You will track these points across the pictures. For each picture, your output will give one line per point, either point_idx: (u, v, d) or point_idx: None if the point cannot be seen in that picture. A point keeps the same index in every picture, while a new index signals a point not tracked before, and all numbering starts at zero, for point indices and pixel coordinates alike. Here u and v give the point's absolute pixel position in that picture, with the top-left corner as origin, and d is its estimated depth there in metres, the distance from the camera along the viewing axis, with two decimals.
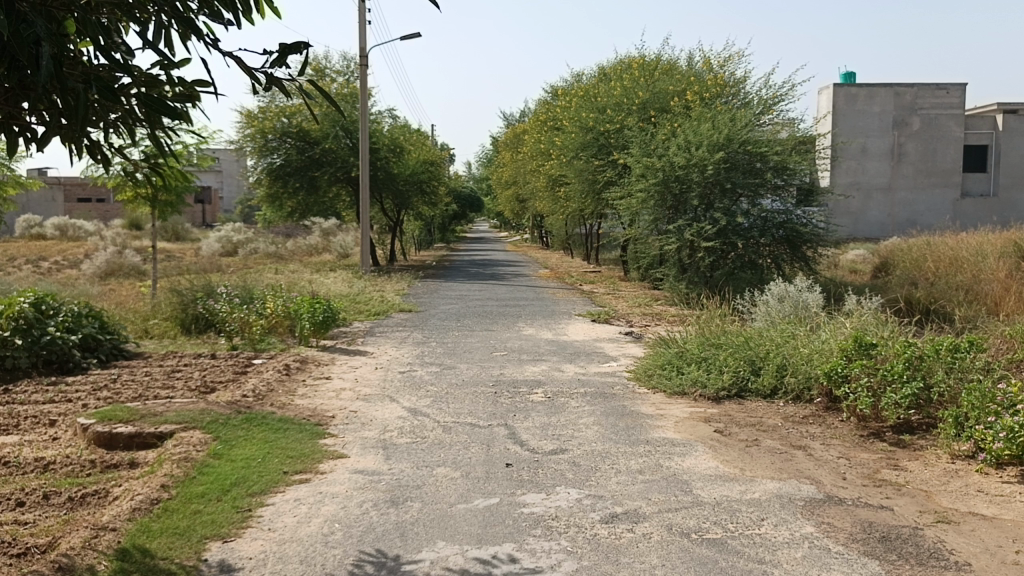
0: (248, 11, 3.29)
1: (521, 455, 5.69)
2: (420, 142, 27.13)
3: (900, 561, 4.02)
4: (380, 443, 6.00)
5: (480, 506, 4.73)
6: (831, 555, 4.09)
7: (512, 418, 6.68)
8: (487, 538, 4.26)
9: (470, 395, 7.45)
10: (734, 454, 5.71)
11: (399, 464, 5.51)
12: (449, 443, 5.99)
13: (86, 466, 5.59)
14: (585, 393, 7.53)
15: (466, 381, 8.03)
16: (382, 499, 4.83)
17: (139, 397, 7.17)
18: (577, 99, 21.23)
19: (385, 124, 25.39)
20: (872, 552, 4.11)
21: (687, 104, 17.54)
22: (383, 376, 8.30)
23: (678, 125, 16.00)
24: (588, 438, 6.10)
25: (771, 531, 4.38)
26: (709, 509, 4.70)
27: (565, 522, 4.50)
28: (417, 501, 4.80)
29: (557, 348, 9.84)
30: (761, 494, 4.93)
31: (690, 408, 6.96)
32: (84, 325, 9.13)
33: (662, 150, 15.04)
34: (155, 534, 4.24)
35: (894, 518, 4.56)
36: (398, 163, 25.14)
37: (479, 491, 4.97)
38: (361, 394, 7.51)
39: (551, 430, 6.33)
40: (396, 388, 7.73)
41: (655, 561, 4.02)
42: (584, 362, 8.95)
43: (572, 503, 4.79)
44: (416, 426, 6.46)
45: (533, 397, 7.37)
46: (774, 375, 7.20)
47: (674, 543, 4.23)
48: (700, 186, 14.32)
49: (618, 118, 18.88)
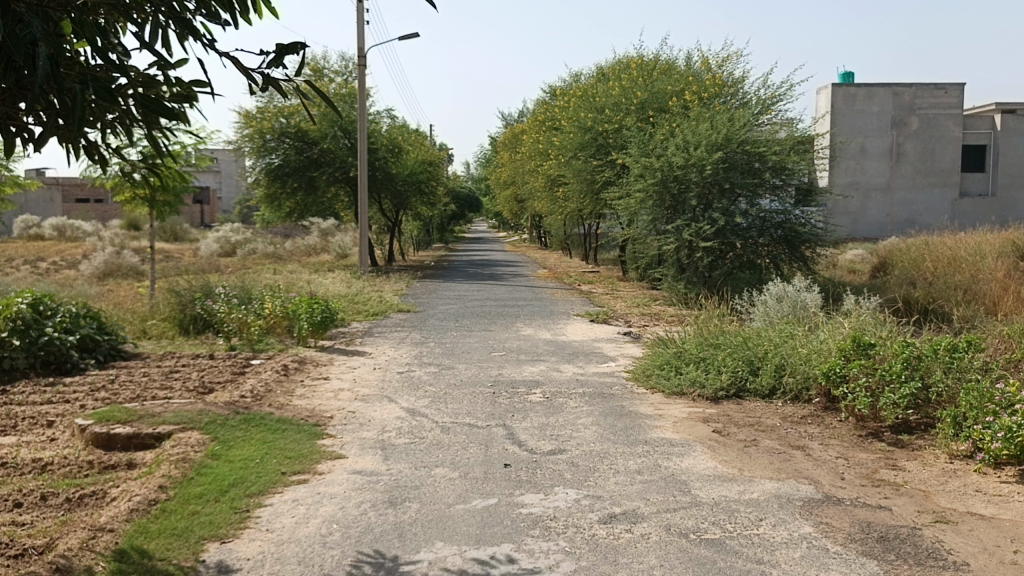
0: (245, 11, 3.28)
1: (519, 456, 5.68)
2: (418, 142, 27.13)
3: (898, 561, 4.01)
4: (378, 443, 5.99)
5: (478, 506, 4.73)
6: (829, 555, 4.09)
7: (510, 418, 6.68)
8: (485, 539, 4.25)
9: (468, 396, 7.44)
10: (733, 454, 5.70)
11: (397, 464, 5.50)
12: (447, 444, 5.98)
13: (84, 467, 5.58)
14: (583, 393, 7.53)
15: (465, 382, 8.02)
16: (380, 500, 4.83)
17: (137, 398, 7.16)
18: (575, 100, 21.23)
19: (384, 124, 25.39)
20: (871, 552, 4.11)
21: (685, 104, 17.54)
22: (382, 376, 8.29)
23: (677, 125, 16.00)
24: (587, 438, 6.10)
25: (770, 531, 4.38)
26: (707, 509, 4.70)
27: (564, 523, 4.49)
28: (415, 502, 4.79)
29: (555, 348, 9.83)
30: (759, 494, 4.93)
31: (688, 408, 6.96)
32: (82, 326, 9.12)
33: (660, 150, 15.04)
34: (153, 535, 4.23)
35: (892, 518, 4.56)
36: (397, 163, 25.13)
37: (477, 492, 4.97)
38: (359, 394, 7.50)
39: (549, 430, 6.33)
40: (394, 389, 7.72)
41: (653, 561, 4.01)
42: (583, 362, 8.95)
43: (570, 503, 4.78)
44: (414, 426, 6.45)
45: (531, 397, 7.37)
46: (772, 375, 7.19)
47: (672, 544, 4.22)
48: (699, 186, 14.32)
49: (616, 118, 18.89)
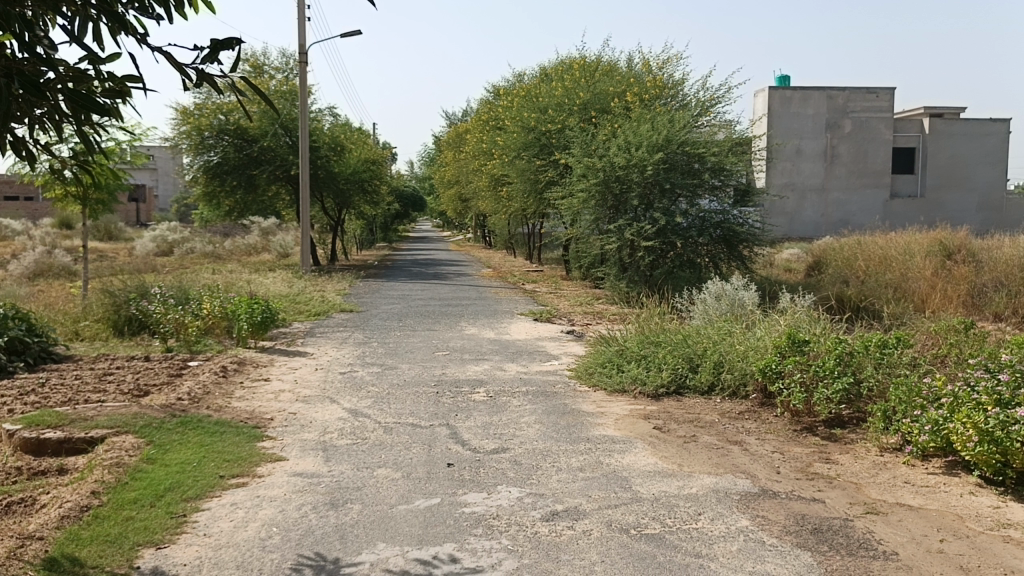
0: (179, 6, 3.21)
1: (462, 455, 5.68)
2: (361, 141, 26.87)
3: (831, 552, 4.13)
4: (320, 445, 5.92)
5: (421, 506, 4.71)
6: (765, 547, 4.19)
7: (453, 418, 6.67)
8: (428, 539, 4.24)
9: (411, 396, 7.41)
10: (673, 450, 5.79)
11: (339, 466, 5.45)
12: (390, 444, 5.94)
13: (11, 474, 5.38)
14: (526, 392, 7.56)
15: (408, 382, 7.97)
16: (321, 502, 4.77)
17: (68, 402, 6.94)
18: (518, 99, 21.29)
19: (325, 122, 25.08)
20: (805, 544, 4.22)
21: (626, 105, 17.73)
22: (323, 377, 8.19)
23: (619, 126, 16.17)
24: (529, 437, 6.12)
25: (708, 525, 4.46)
26: (648, 505, 4.76)
27: (506, 521, 4.51)
28: (357, 503, 4.75)
29: (499, 347, 9.85)
30: (698, 489, 5.02)
31: (629, 405, 7.05)
32: (9, 328, 8.80)
33: (603, 151, 15.18)
34: (85, 543, 4.12)
35: (825, 510, 4.69)
36: (339, 162, 24.84)
37: (420, 492, 4.95)
38: (300, 396, 7.40)
39: (493, 429, 6.34)
40: (336, 390, 7.63)
41: (594, 557, 4.06)
42: (526, 361, 8.98)
43: (512, 502, 4.80)
44: (356, 427, 6.40)
45: (475, 397, 7.36)
46: (711, 372, 7.32)
47: (613, 540, 4.27)
48: (640, 186, 14.49)
49: (558, 118, 19.00)
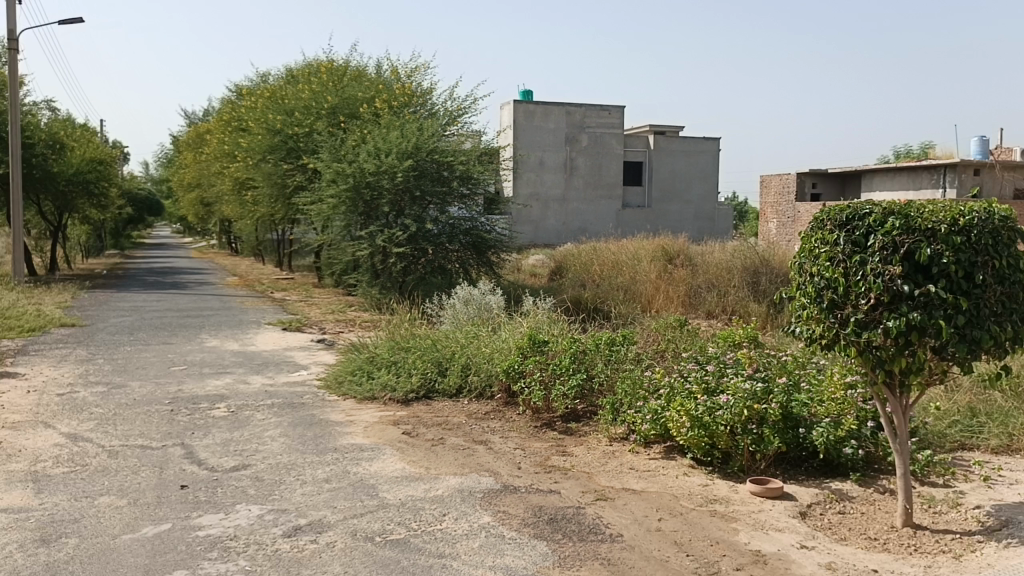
0: None
1: (199, 475, 5.34)
2: (86, 139, 24.47)
3: (564, 539, 4.39)
4: (29, 476, 5.30)
5: (149, 534, 4.37)
6: (504, 541, 4.35)
7: (190, 436, 6.26)
8: (155, 569, 3.94)
9: (142, 415, 6.85)
10: (420, 454, 5.85)
11: (52, 498, 4.90)
12: (115, 470, 5.45)
13: None
14: (271, 405, 7.28)
15: (139, 401, 7.37)
16: (28, 540, 4.26)
17: None
18: (263, 101, 20.48)
19: (42, 116, 22.54)
20: (541, 535, 4.44)
21: (376, 112, 17.70)
22: (36, 400, 7.34)
23: (368, 132, 16.09)
24: (273, 451, 5.90)
25: (451, 525, 4.56)
26: (393, 511, 4.77)
27: (245, 541, 4.30)
28: (73, 537, 4.31)
29: (243, 360, 9.40)
30: (444, 491, 5.11)
31: (379, 412, 7.03)
32: None
33: (352, 156, 15.03)
34: None
35: (560, 500, 4.98)
36: (60, 161, 22.42)
37: (148, 519, 4.58)
38: (6, 423, 6.57)
39: (233, 445, 6.03)
40: (51, 414, 6.87)
41: (337, 569, 3.99)
42: (272, 372, 8.65)
43: (252, 520, 4.59)
44: (76, 453, 5.80)
45: (215, 413, 6.97)
46: (459, 375, 7.49)
47: (357, 549, 4.23)
48: (391, 193, 14.52)
49: (306, 122, 18.53)
